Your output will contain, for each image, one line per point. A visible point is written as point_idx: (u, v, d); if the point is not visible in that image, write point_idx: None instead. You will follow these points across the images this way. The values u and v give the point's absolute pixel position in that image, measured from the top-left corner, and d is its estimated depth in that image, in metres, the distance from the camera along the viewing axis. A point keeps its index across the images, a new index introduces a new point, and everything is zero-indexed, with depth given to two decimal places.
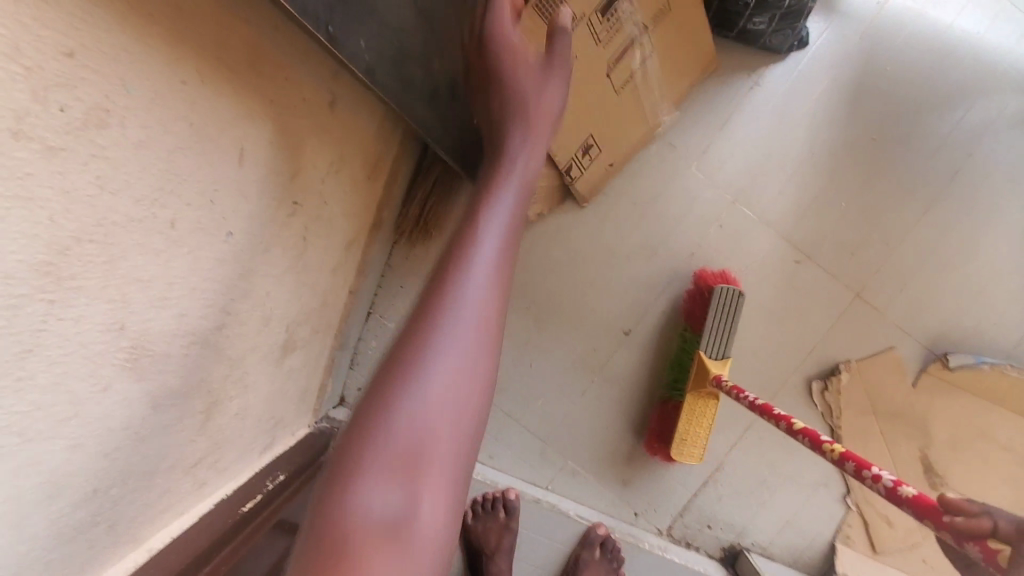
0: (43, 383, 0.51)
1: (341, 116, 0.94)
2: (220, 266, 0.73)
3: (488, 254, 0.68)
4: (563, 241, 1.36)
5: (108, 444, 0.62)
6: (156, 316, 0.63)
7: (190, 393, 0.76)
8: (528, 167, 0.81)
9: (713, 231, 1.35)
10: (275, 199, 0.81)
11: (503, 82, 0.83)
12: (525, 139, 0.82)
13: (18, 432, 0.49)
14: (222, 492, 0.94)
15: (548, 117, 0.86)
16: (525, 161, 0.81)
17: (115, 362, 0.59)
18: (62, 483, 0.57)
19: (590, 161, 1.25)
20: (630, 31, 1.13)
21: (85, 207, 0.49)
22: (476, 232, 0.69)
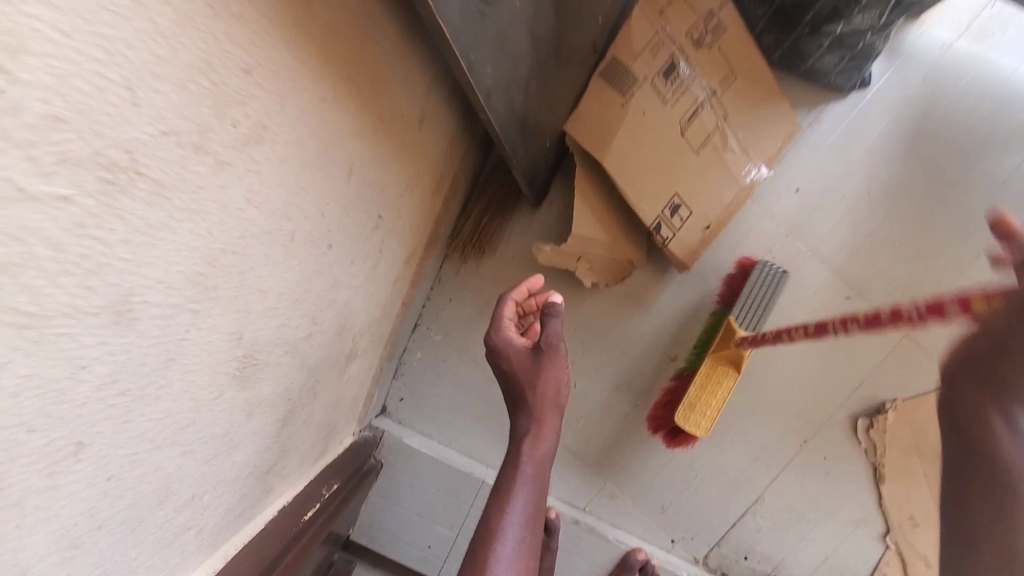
0: (175, 391, 0.51)
1: (424, 131, 0.95)
2: (317, 276, 0.73)
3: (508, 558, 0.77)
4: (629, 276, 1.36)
5: (208, 452, 0.62)
6: (265, 325, 0.63)
7: (274, 402, 0.76)
8: (547, 402, 0.89)
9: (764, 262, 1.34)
10: (365, 212, 0.81)
11: (498, 347, 0.93)
12: (535, 372, 0.89)
13: (149, 439, 0.50)
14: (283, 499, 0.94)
15: (557, 360, 0.90)
16: (542, 398, 0.89)
17: (230, 371, 0.59)
18: (172, 489, 0.58)
19: (682, 222, 1.25)
20: (699, 94, 1.20)
21: (235, 220, 0.49)
22: (499, 527, 0.79)
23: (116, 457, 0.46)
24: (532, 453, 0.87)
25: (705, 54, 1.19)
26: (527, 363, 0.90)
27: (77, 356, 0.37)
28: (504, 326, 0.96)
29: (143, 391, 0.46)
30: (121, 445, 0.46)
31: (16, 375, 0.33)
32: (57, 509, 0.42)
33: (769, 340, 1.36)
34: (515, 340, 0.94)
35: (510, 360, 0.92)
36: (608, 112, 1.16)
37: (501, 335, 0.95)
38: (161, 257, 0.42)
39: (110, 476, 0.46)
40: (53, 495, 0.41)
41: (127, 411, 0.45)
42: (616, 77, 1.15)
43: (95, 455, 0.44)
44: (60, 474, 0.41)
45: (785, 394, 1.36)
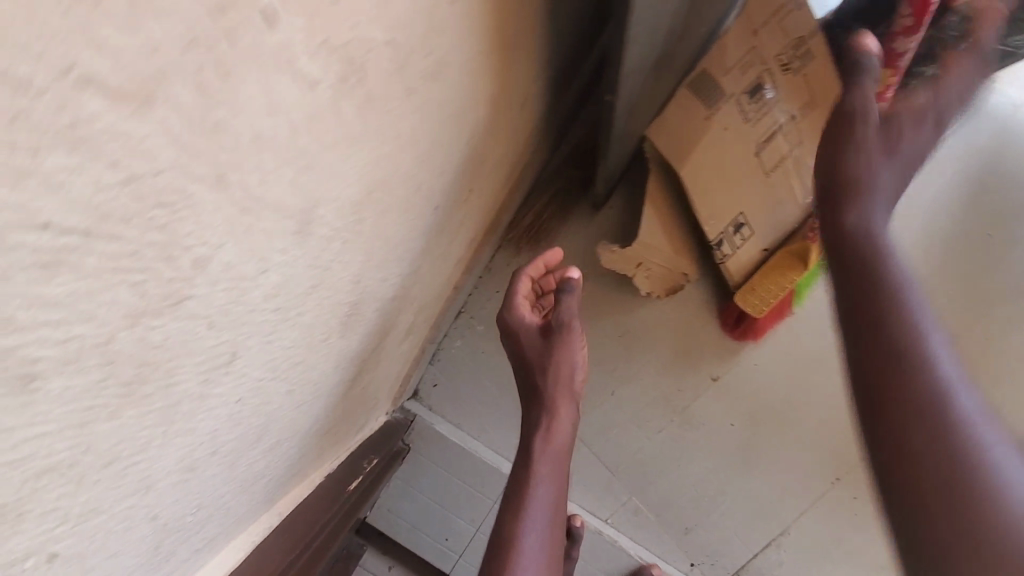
0: (305, 321, 0.49)
1: (523, 112, 0.93)
2: (419, 237, 0.71)
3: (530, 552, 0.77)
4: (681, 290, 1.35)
5: (302, 395, 0.60)
6: (375, 274, 0.61)
7: (353, 358, 0.73)
8: (562, 390, 0.88)
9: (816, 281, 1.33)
10: (466, 181, 0.79)
11: (513, 328, 0.93)
12: (550, 355, 0.88)
13: (274, 368, 0.47)
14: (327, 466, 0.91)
15: (572, 341, 0.89)
16: (556, 383, 0.88)
17: (341, 314, 0.57)
18: (268, 427, 0.55)
19: (741, 241, 1.24)
20: (779, 117, 1.18)
21: (397, 154, 0.48)
22: (517, 519, 0.79)
23: (251, 378, 0.44)
24: (548, 443, 0.86)
25: (793, 78, 1.16)
26: (540, 345, 0.90)
27: (264, 258, 0.35)
28: (517, 302, 0.94)
29: (288, 313, 0.44)
30: (258, 366, 0.44)
31: (227, 261, 0.31)
32: (199, 422, 0.39)
33: (813, 374, 1.34)
34: (530, 318, 0.93)
35: (525, 341, 0.91)
36: (690, 122, 1.15)
37: (518, 314, 0.93)
38: (345, 174, 0.40)
39: (242, 396, 0.44)
40: (205, 404, 0.38)
41: (273, 330, 0.43)
42: (705, 90, 1.14)
43: (239, 372, 0.41)
44: (215, 383, 0.38)
45: (822, 428, 1.34)
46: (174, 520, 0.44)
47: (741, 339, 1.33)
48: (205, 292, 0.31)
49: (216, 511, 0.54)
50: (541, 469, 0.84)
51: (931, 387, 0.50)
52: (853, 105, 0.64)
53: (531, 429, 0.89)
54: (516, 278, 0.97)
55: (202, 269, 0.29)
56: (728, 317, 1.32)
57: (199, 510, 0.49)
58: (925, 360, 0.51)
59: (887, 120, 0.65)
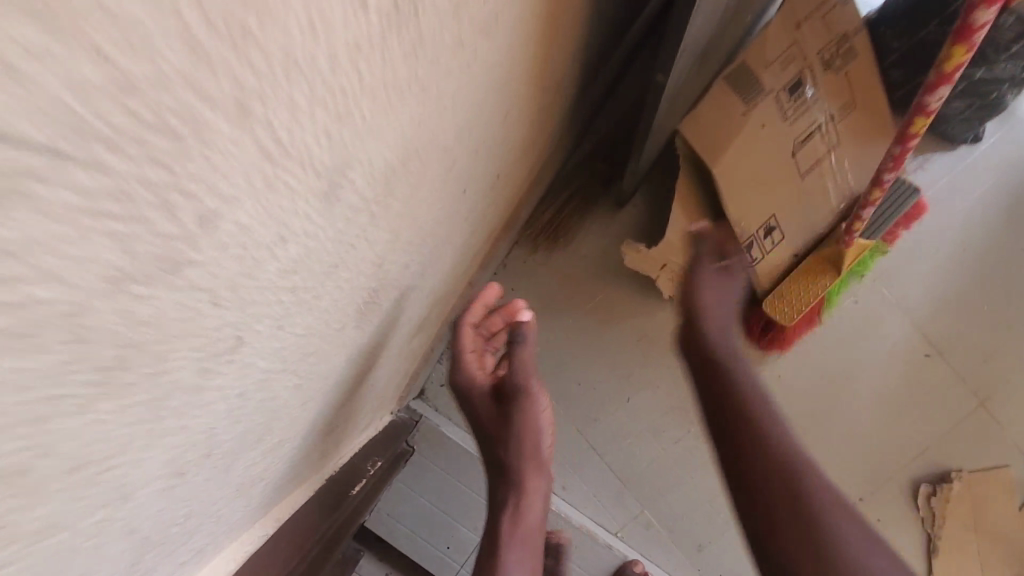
0: (321, 307, 0.42)
1: (555, 100, 0.87)
2: (445, 222, 0.65)
3: None
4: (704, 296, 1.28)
5: (309, 392, 0.53)
6: (398, 260, 0.55)
7: (364, 354, 0.67)
8: (529, 464, 0.81)
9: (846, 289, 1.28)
10: (494, 168, 0.73)
11: (464, 393, 0.85)
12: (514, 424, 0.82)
13: (284, 357, 0.40)
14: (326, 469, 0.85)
15: (535, 407, 0.83)
16: (522, 455, 0.81)
17: (359, 302, 0.51)
18: (270, 426, 0.48)
19: (773, 245, 1.18)
20: (817, 117, 1.15)
21: (437, 119, 0.42)
22: None
23: (257, 370, 0.37)
24: (516, 524, 0.78)
25: (831, 77, 1.14)
26: (497, 414, 0.83)
27: (285, 222, 0.29)
28: (470, 360, 0.86)
29: (305, 295, 0.37)
30: (266, 356, 0.37)
31: (241, 220, 0.25)
32: (194, 421, 0.32)
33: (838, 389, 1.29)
34: (485, 380, 0.85)
35: (482, 408, 0.84)
36: (726, 117, 1.08)
37: (474, 375, 0.85)
38: (383, 131, 0.34)
39: (245, 390, 0.37)
40: (203, 400, 0.32)
41: (287, 315, 0.36)
42: (743, 83, 1.08)
43: (245, 363, 0.35)
44: (217, 373, 0.32)
45: (847, 446, 1.27)
46: (155, 532, 0.37)
47: (768, 348, 1.26)
48: (211, 257, 0.24)
49: (206, 520, 0.47)
50: (512, 555, 0.75)
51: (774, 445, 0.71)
52: (692, 258, 0.93)
53: (496, 509, 0.81)
54: (459, 330, 0.86)
55: (210, 226, 0.23)
56: (754, 325, 1.25)
57: (187, 520, 0.42)
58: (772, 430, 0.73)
59: (721, 264, 0.93)
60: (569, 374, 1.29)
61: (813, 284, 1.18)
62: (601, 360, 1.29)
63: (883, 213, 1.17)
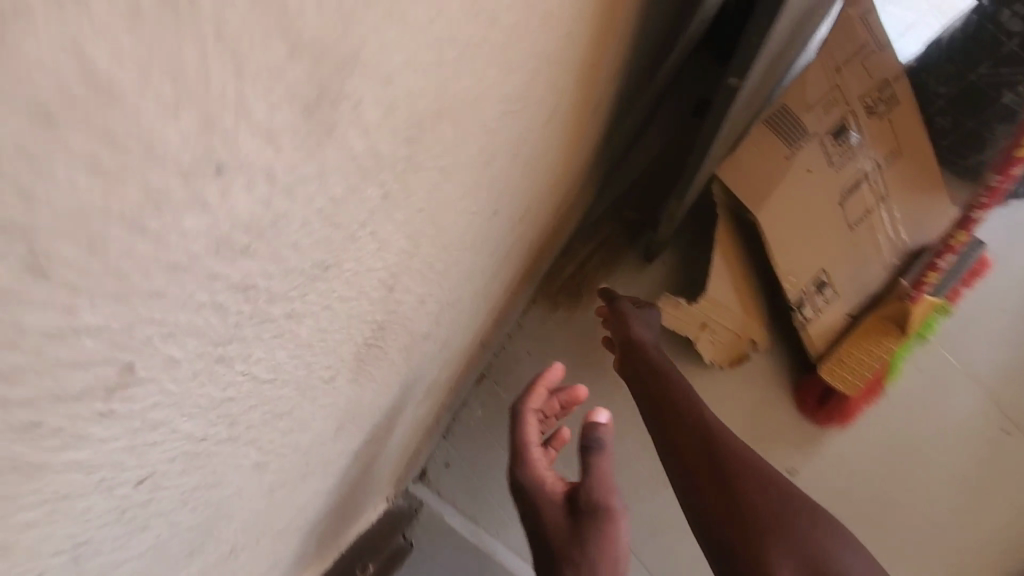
0: (301, 340, 0.27)
1: (589, 129, 0.76)
2: (471, 250, 0.50)
3: None
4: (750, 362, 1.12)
5: (281, 477, 0.36)
6: (413, 288, 0.40)
7: (364, 424, 0.50)
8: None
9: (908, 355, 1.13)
10: (527, 194, 0.60)
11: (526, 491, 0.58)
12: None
13: (232, 419, 0.24)
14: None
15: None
16: None
17: (359, 343, 0.35)
18: (215, 533, 0.31)
19: (825, 303, 1.05)
20: (864, 164, 1.04)
21: (484, 63, 0.29)
22: None
23: (182, 438, 0.21)
24: None
25: (876, 123, 1.05)
26: (569, 527, 0.53)
27: (213, 124, 0.14)
28: (543, 476, 0.59)
29: (271, 307, 0.22)
30: (198, 413, 0.21)
31: (87, 46, 0.10)
32: (30, 536, 0.16)
33: (910, 472, 1.10)
34: (557, 517, 0.54)
35: (542, 522, 0.54)
36: (769, 162, 0.97)
37: (550, 506, 0.55)
38: (410, 28, 0.20)
39: (158, 474, 0.21)
40: (46, 492, 0.16)
41: (235, 340, 0.21)
42: (786, 125, 0.97)
43: (152, 421, 0.19)
44: (82, 436, 0.16)
45: (929, 541, 1.07)
46: None
47: (825, 422, 1.10)
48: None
49: None
50: None
51: (731, 454, 0.65)
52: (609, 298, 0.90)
53: None
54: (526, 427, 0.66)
55: None
56: (808, 394, 1.09)
57: None
58: (730, 444, 0.66)
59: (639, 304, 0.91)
60: None
61: (874, 347, 1.03)
62: (633, 436, 1.12)
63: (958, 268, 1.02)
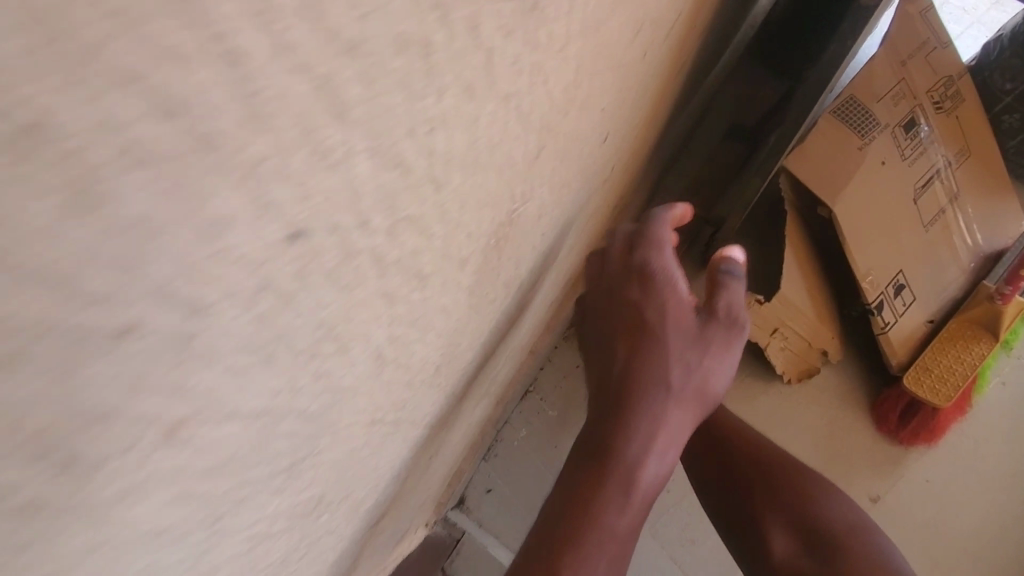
0: (475, 139, 0.19)
1: (664, 99, 0.71)
2: (578, 179, 0.43)
3: None
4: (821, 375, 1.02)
5: (384, 405, 0.28)
6: (542, 186, 0.33)
7: (453, 386, 0.42)
8: (636, 473, 0.38)
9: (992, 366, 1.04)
10: (620, 140, 0.54)
11: (642, 299, 0.41)
12: (662, 410, 0.39)
13: (392, 222, 0.16)
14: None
15: (696, 405, 0.41)
16: (685, 411, 0.41)
17: (493, 227, 0.27)
18: (315, 452, 0.22)
19: (904, 307, 0.96)
20: (935, 160, 0.97)
21: None
22: None
23: (351, 188, 0.14)
24: (608, 542, 0.38)
25: (944, 118, 0.98)
26: (694, 341, 0.41)
27: None
28: (678, 282, 0.42)
29: (482, 18, 0.15)
30: (380, 151, 0.14)
31: None
32: (144, 185, 0.08)
33: (1006, 500, 0.98)
34: (688, 332, 0.41)
35: (669, 332, 0.40)
36: (840, 152, 0.90)
37: (677, 313, 0.41)
38: None
39: (315, 245, 0.13)
40: (205, 103, 0.08)
41: (442, 30, 0.13)
42: (855, 114, 0.91)
43: (335, 94, 0.11)
44: (270, 6, 0.08)
45: None
46: None
47: (911, 442, 0.99)
48: None
49: None
50: None
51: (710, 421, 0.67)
52: None
53: (597, 501, 0.37)
54: (649, 222, 0.45)
55: None
56: (892, 410, 0.98)
57: None
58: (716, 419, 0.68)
59: None
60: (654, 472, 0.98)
61: (964, 361, 0.94)
62: None
63: None
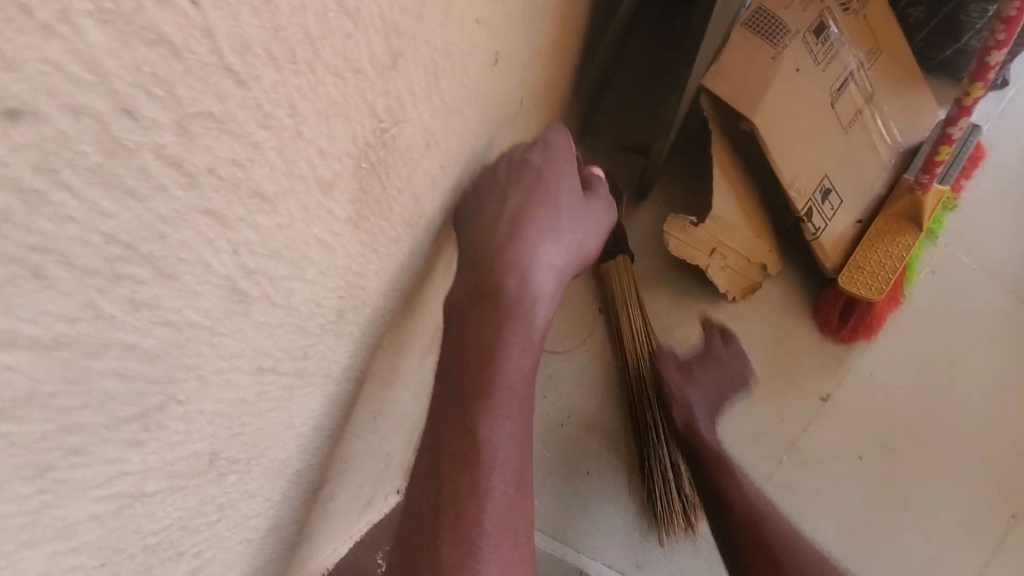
0: (278, 24, 0.17)
1: (571, 25, 0.69)
2: (473, 106, 0.41)
3: (513, 536, 0.43)
4: (764, 290, 1.05)
5: (270, 350, 0.26)
6: (418, 107, 0.31)
7: (369, 336, 0.40)
8: (530, 314, 0.44)
9: (920, 255, 1.08)
10: (521, 66, 0.52)
11: (533, 174, 0.47)
12: (549, 260, 0.46)
13: (170, 115, 0.15)
14: (293, 573, 0.53)
15: (574, 263, 0.49)
16: (567, 264, 0.48)
17: (357, 150, 0.25)
18: (175, 396, 0.21)
19: (832, 211, 0.99)
20: (847, 63, 0.99)
21: None
22: (470, 507, 0.42)
23: (80, 64, 0.12)
24: (511, 379, 0.44)
25: (852, 19, 1.00)
26: (572, 209, 0.49)
27: None
28: (560, 164, 0.49)
29: None
30: (114, 19, 0.13)
31: None
32: None
33: (943, 379, 1.03)
34: (569, 200, 0.48)
35: (555, 196, 0.47)
36: (756, 63, 0.90)
37: (556, 171, 0.49)
38: None
39: (48, 130, 0.12)
40: None
41: None
42: (766, 24, 0.90)
43: None
44: None
45: (976, 448, 1.00)
46: None
47: (853, 339, 1.03)
48: None
49: None
50: (498, 430, 0.43)
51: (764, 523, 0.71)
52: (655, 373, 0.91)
53: (498, 340, 0.43)
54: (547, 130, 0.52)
55: None
56: (831, 311, 1.02)
57: None
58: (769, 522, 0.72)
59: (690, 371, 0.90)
60: (610, 382, 0.97)
61: (884, 245, 0.99)
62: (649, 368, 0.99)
63: (960, 155, 0.96)
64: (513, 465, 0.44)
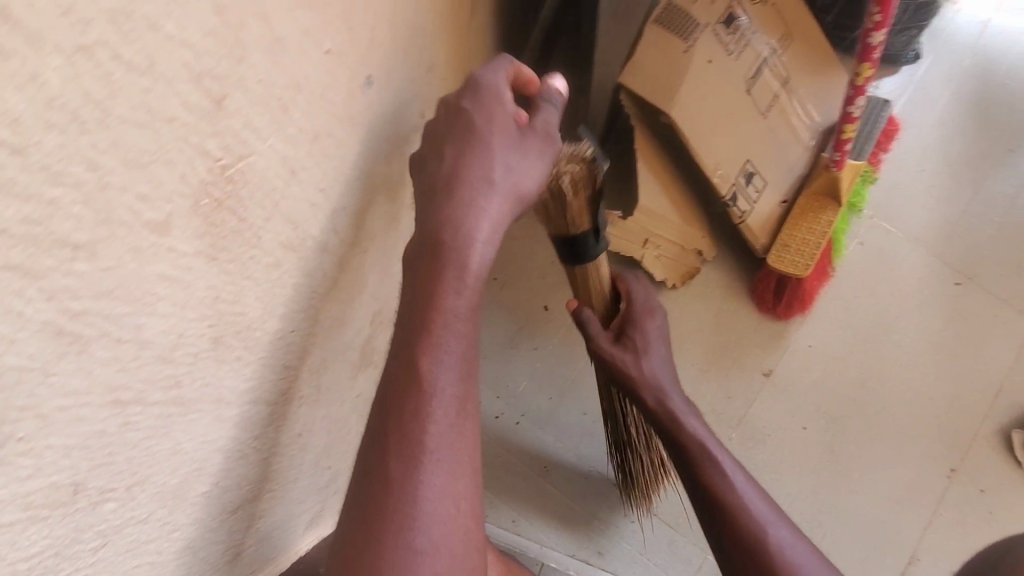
0: (51, 95, 0.19)
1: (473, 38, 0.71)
2: (350, 129, 0.43)
3: (454, 469, 0.42)
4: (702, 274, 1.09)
5: (128, 382, 0.28)
6: (268, 143, 0.33)
7: (269, 356, 0.42)
8: (464, 256, 0.44)
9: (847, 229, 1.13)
10: (410, 84, 0.54)
11: (465, 122, 0.47)
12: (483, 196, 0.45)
13: None
14: None
15: (515, 199, 0.48)
16: (510, 196, 0.47)
17: (192, 191, 0.28)
18: (14, 436, 0.22)
19: (756, 194, 1.03)
20: (760, 50, 1.03)
21: None
22: (411, 444, 0.41)
23: None
24: (450, 313, 0.43)
25: (761, 9, 1.03)
26: (510, 143, 0.48)
27: None
28: (497, 104, 0.48)
29: None
30: None
31: None
32: None
33: (877, 344, 1.08)
34: (504, 135, 0.48)
35: (487, 133, 0.47)
36: (669, 58, 0.93)
37: (487, 108, 0.48)
38: None
39: None
40: None
41: None
42: (674, 21, 0.94)
43: None
44: None
45: (912, 408, 1.05)
46: None
47: (788, 314, 1.07)
48: None
49: None
50: (438, 369, 0.43)
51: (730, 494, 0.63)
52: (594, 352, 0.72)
53: (436, 279, 0.43)
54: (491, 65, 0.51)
55: None
56: (766, 291, 1.06)
57: None
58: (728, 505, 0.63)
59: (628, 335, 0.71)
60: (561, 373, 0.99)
61: (810, 221, 1.03)
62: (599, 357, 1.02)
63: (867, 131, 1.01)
64: (458, 400, 0.43)
